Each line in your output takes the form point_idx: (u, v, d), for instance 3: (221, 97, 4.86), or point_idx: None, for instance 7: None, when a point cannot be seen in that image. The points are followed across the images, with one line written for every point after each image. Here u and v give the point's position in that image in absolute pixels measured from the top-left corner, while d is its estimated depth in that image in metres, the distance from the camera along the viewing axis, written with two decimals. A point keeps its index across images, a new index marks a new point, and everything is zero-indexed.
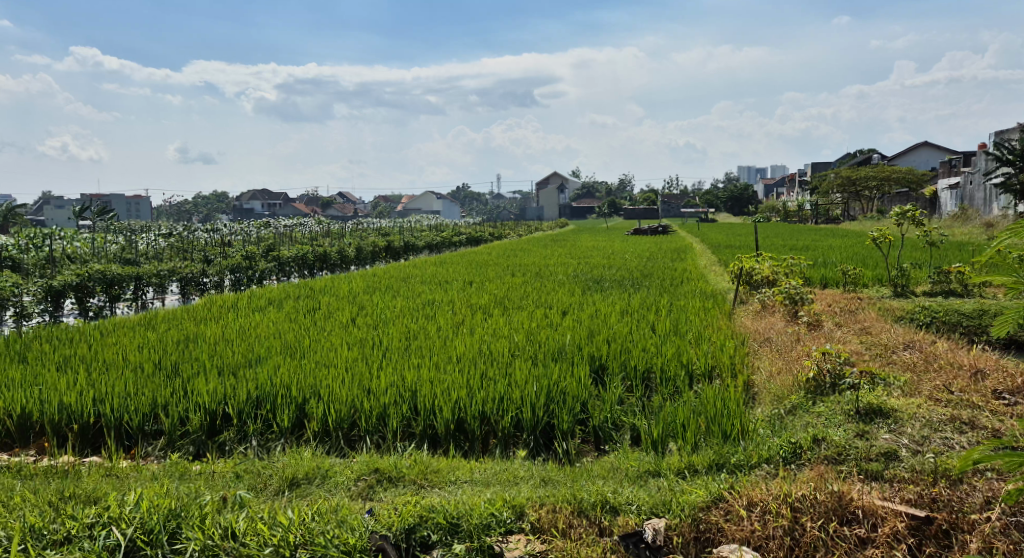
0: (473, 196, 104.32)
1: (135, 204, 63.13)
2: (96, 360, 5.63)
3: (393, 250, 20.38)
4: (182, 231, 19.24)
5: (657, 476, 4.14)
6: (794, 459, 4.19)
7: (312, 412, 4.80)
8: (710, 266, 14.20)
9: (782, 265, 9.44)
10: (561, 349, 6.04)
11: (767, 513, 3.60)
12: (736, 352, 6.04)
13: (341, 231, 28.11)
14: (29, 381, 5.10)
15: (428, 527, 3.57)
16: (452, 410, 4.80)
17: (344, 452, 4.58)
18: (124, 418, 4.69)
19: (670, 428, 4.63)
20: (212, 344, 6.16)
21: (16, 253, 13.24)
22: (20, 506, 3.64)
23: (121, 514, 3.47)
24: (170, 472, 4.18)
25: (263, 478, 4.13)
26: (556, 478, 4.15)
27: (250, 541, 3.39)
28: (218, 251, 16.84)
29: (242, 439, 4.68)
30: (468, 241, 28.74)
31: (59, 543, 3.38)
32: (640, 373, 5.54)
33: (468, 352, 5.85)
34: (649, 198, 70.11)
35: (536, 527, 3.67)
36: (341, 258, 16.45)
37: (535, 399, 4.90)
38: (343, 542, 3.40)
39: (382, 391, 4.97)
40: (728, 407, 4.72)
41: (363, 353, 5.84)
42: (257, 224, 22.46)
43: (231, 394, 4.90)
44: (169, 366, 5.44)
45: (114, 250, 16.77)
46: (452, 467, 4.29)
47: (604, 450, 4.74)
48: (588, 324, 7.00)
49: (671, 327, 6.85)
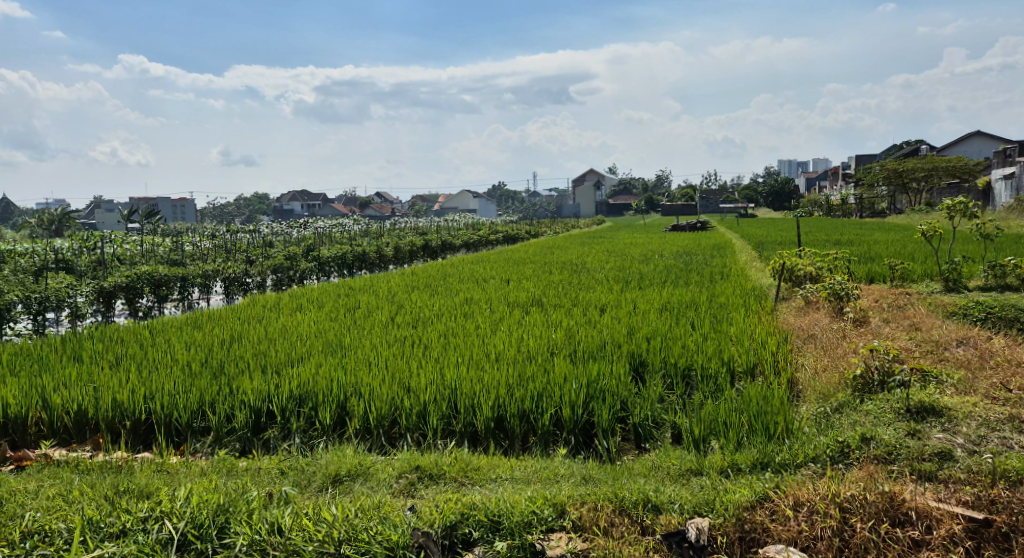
0: (510, 196, 104.51)
1: (180, 207, 64.90)
2: (146, 359, 5.76)
3: (430, 250, 20.47)
4: (225, 234, 19.65)
5: (699, 476, 4.09)
6: (842, 458, 4.10)
7: (353, 409, 4.85)
8: (753, 261, 14.00)
9: (826, 259, 9.24)
10: (600, 346, 6.01)
11: (814, 513, 3.54)
12: (779, 349, 5.95)
13: (378, 231, 28.32)
14: (84, 379, 5.24)
15: (470, 525, 3.59)
16: (492, 408, 4.82)
17: (385, 450, 4.64)
18: (174, 415, 4.79)
19: (712, 427, 4.57)
20: (255, 343, 6.26)
21: (70, 256, 13.62)
22: (78, 500, 3.73)
23: (172, 509, 3.54)
24: (218, 469, 4.26)
25: (308, 475, 4.18)
26: (597, 477, 4.13)
27: (296, 536, 3.44)
28: (259, 252, 17.10)
29: (286, 437, 4.76)
30: (505, 239, 28.76)
31: (115, 536, 3.45)
32: (681, 370, 5.50)
33: (506, 350, 5.86)
34: (688, 194, 69.32)
35: (578, 525, 3.65)
36: (380, 258, 16.61)
37: (575, 396, 4.89)
38: (386, 539, 3.43)
39: (422, 389, 5.00)
40: (773, 404, 4.64)
41: (402, 351, 5.89)
42: (298, 224, 22.74)
43: (276, 392, 4.97)
44: (214, 365, 5.55)
45: (162, 252, 17.19)
46: (492, 464, 4.30)
47: (644, 449, 4.72)
48: (627, 320, 6.96)
49: (711, 323, 6.77)
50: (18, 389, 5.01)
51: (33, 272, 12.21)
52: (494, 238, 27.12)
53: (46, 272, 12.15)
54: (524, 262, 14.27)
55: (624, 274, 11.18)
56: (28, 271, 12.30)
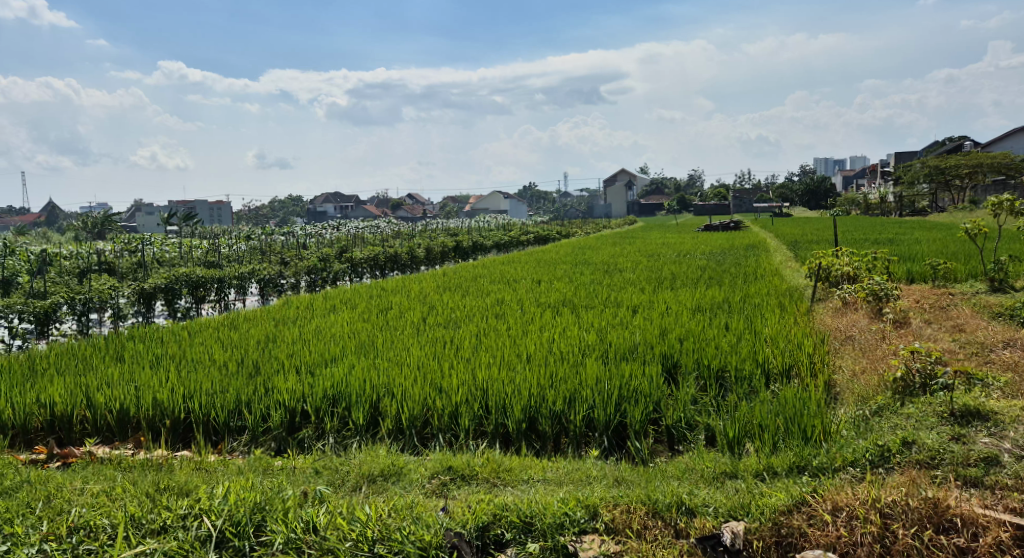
0: (540, 196, 104.53)
1: (216, 210, 66.04)
2: (184, 359, 5.86)
3: (461, 251, 20.54)
4: (261, 235, 19.94)
5: (734, 479, 4.04)
6: (882, 462, 4.02)
7: (386, 409, 4.88)
8: (789, 261, 13.79)
9: (864, 260, 9.06)
10: (632, 347, 5.97)
11: (854, 518, 3.47)
12: (815, 351, 5.85)
13: (411, 232, 28.48)
14: (125, 379, 5.34)
15: (502, 525, 3.59)
16: (524, 409, 4.81)
17: (417, 450, 4.65)
18: (211, 414, 4.86)
19: (747, 429, 4.51)
20: (290, 344, 6.32)
21: (112, 259, 13.94)
22: (120, 496, 3.79)
23: (210, 506, 3.58)
24: (254, 467, 4.32)
25: (342, 474, 4.21)
26: (630, 479, 4.10)
27: (330, 535, 3.46)
28: (293, 253, 17.33)
29: (320, 436, 4.80)
30: (536, 239, 28.76)
31: (157, 532, 3.50)
32: (714, 371, 5.42)
33: (538, 351, 5.85)
34: (721, 194, 68.59)
35: (611, 527, 3.62)
36: (412, 259, 16.72)
37: (607, 397, 4.86)
38: (419, 539, 3.43)
39: (454, 390, 5.01)
40: (810, 406, 4.56)
41: (434, 352, 5.91)
42: (332, 225, 22.97)
43: (310, 392, 5.01)
44: (250, 365, 5.62)
45: (200, 254, 17.50)
46: (523, 465, 4.29)
47: (678, 451, 4.68)
48: (659, 321, 6.90)
49: (745, 324, 6.68)
50: (63, 388, 5.12)
51: (77, 273, 12.51)
52: (525, 238, 27.10)
53: (89, 273, 12.44)
54: (556, 262, 14.26)
55: (657, 274, 11.11)
56: (71, 272, 12.61)
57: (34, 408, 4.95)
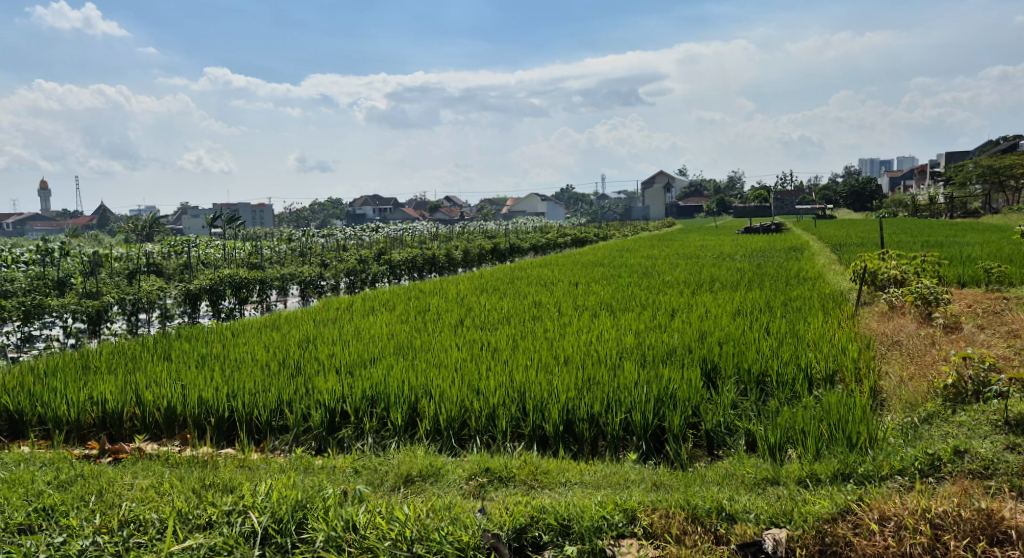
0: (577, 198, 104.35)
1: (258, 213, 67.33)
2: (228, 359, 5.98)
3: (499, 253, 20.57)
4: (302, 238, 20.25)
5: (776, 485, 3.98)
6: (932, 471, 3.91)
7: (423, 410, 4.92)
8: (832, 264, 13.54)
9: (913, 263, 8.84)
10: (670, 350, 5.92)
11: (903, 529, 3.38)
12: (861, 356, 5.74)
13: (449, 233, 28.63)
14: (172, 378, 5.47)
15: (540, 528, 3.58)
16: (561, 411, 4.80)
17: (455, 451, 4.67)
18: (254, 413, 4.95)
19: (788, 434, 4.44)
20: (329, 345, 6.41)
21: (159, 260, 14.28)
22: (168, 491, 3.88)
23: (254, 503, 3.64)
24: (296, 466, 4.38)
25: (380, 474, 4.25)
26: (668, 483, 4.07)
27: (370, 533, 3.50)
28: (333, 255, 17.58)
29: (359, 436, 4.85)
30: (574, 242, 28.72)
31: (203, 528, 3.57)
32: (755, 376, 5.35)
33: (575, 353, 5.84)
34: (762, 195, 67.64)
35: (649, 532, 3.59)
36: (449, 261, 16.81)
37: (645, 401, 4.82)
38: (457, 539, 3.46)
39: (491, 391, 5.03)
40: (855, 413, 4.47)
41: (471, 354, 5.94)
42: (372, 228, 23.21)
43: (350, 393, 5.07)
44: (291, 365, 5.71)
45: (243, 255, 17.86)
46: (561, 468, 4.28)
47: (717, 456, 4.63)
48: (698, 325, 6.83)
49: (787, 328, 6.57)
50: (114, 386, 5.26)
51: (127, 274, 12.87)
52: (562, 240, 27.03)
53: (139, 275, 12.80)
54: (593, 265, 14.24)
55: (696, 277, 11.01)
56: (121, 273, 12.98)
57: (87, 405, 5.09)
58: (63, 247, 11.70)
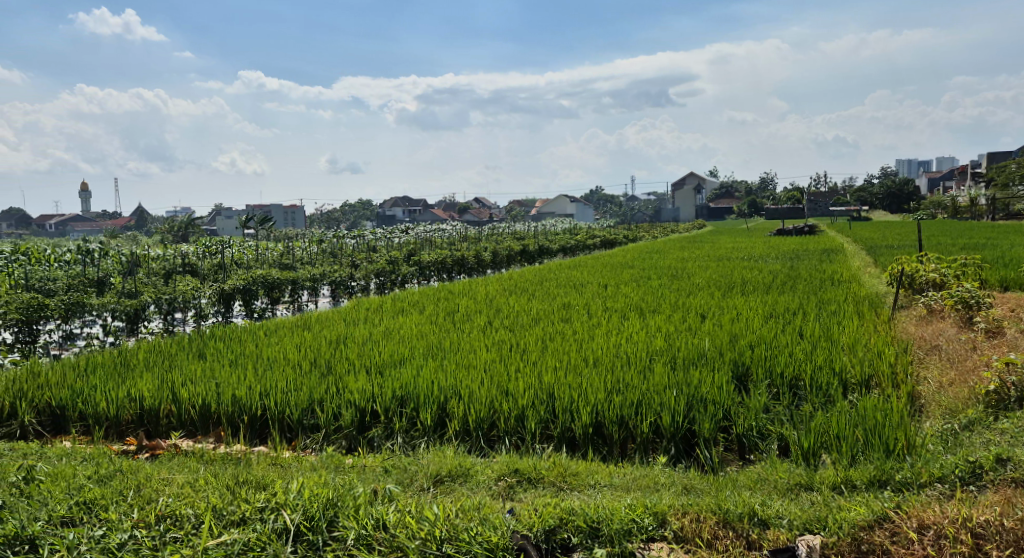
0: (607, 200, 104.05)
1: (290, 215, 68.19)
2: (261, 358, 6.06)
3: (528, 254, 20.55)
4: (333, 240, 20.46)
5: (810, 490, 3.93)
6: (973, 479, 3.82)
7: (453, 411, 4.93)
8: (867, 267, 13.32)
9: (952, 266, 8.65)
10: (701, 353, 5.88)
11: (943, 538, 3.32)
12: (898, 360, 5.64)
13: (478, 234, 28.69)
14: (206, 376, 5.56)
15: (569, 530, 3.57)
16: (591, 413, 4.78)
17: (484, 451, 4.68)
18: (285, 412, 5.00)
19: (823, 439, 4.37)
20: (360, 345, 6.47)
21: (194, 261, 14.53)
22: (203, 488, 3.94)
23: (286, 501, 3.68)
24: (327, 464, 4.43)
25: (410, 474, 4.27)
26: (699, 487, 4.03)
27: (400, 532, 3.52)
28: (364, 256, 17.72)
29: (389, 436, 4.88)
30: (603, 244, 28.62)
31: (237, 524, 3.61)
32: (788, 380, 5.28)
33: (605, 355, 5.81)
34: (795, 197, 66.79)
35: (680, 535, 3.57)
36: (478, 262, 16.86)
37: (675, 403, 4.78)
38: (486, 540, 3.46)
39: (521, 393, 5.03)
40: (891, 419, 4.39)
41: (500, 355, 5.94)
42: (401, 229, 23.37)
43: (380, 392, 5.11)
44: (322, 365, 5.77)
45: (275, 255, 18.10)
46: (590, 470, 4.26)
47: (749, 460, 4.59)
48: (729, 327, 6.77)
49: (821, 331, 6.48)
50: (151, 384, 5.36)
51: (163, 274, 13.11)
52: (591, 241, 26.94)
53: (175, 275, 13.03)
54: (623, 266, 14.17)
55: (727, 280, 10.90)
56: (158, 273, 13.23)
57: (125, 402, 5.19)
58: (103, 247, 11.97)
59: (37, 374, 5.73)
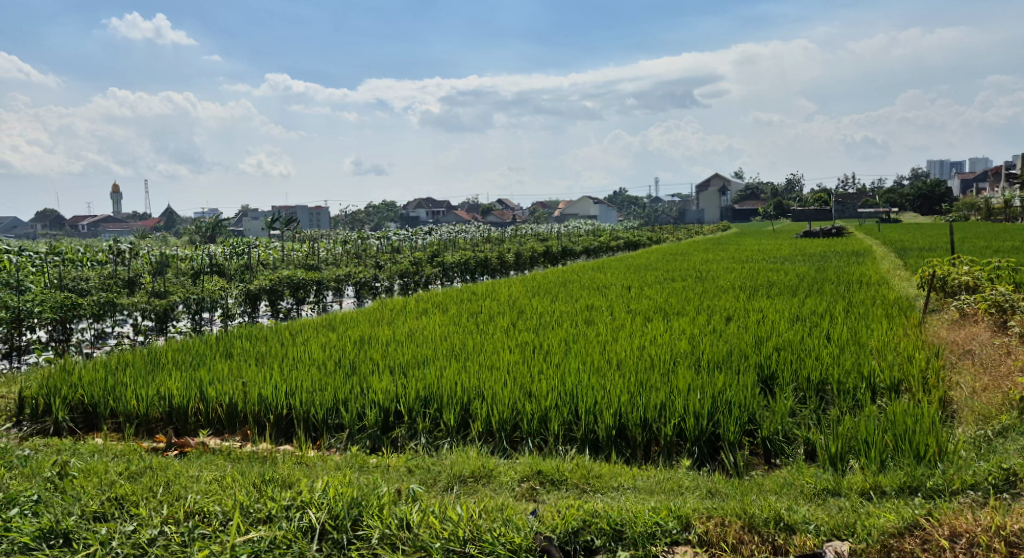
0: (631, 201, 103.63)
1: (315, 216, 68.76)
2: (287, 357, 6.12)
3: (551, 256, 20.50)
4: (357, 241, 20.60)
5: (837, 496, 3.88)
6: (1007, 487, 3.75)
7: (476, 412, 4.94)
8: (896, 270, 13.13)
9: (986, 269, 8.50)
10: (726, 355, 5.83)
11: (975, 546, 3.27)
12: (929, 364, 5.56)
13: (501, 236, 28.69)
14: (233, 375, 5.62)
15: (592, 532, 3.56)
16: (614, 415, 4.77)
17: (507, 452, 4.69)
18: (310, 411, 5.05)
19: (850, 444, 4.32)
20: (384, 345, 6.51)
21: (221, 261, 14.71)
22: (230, 485, 3.98)
23: (311, 499, 3.71)
24: (351, 464, 4.46)
25: (433, 474, 4.29)
26: (724, 491, 4.00)
27: (424, 532, 3.53)
28: (388, 257, 17.80)
29: (413, 436, 4.90)
30: (627, 245, 28.52)
31: (263, 521, 3.64)
32: (815, 384, 5.23)
33: (629, 357, 5.79)
34: (822, 198, 66.03)
35: (704, 539, 3.54)
36: (502, 263, 16.88)
37: (699, 406, 4.75)
38: (510, 541, 3.46)
39: (544, 395, 5.03)
40: (922, 424, 4.32)
41: (523, 356, 5.95)
42: (425, 230, 23.43)
43: (404, 393, 5.14)
44: (347, 365, 5.82)
45: (300, 256, 18.27)
46: (614, 473, 4.25)
47: (775, 465, 4.55)
48: (755, 330, 6.71)
49: (849, 335, 6.41)
50: (180, 382, 5.44)
51: (191, 274, 13.30)
52: (614, 242, 26.80)
53: (203, 275, 13.21)
54: (647, 268, 14.11)
55: (752, 282, 10.81)
56: (186, 273, 13.40)
57: (155, 400, 5.27)
58: (133, 248, 12.16)
59: (69, 371, 5.84)
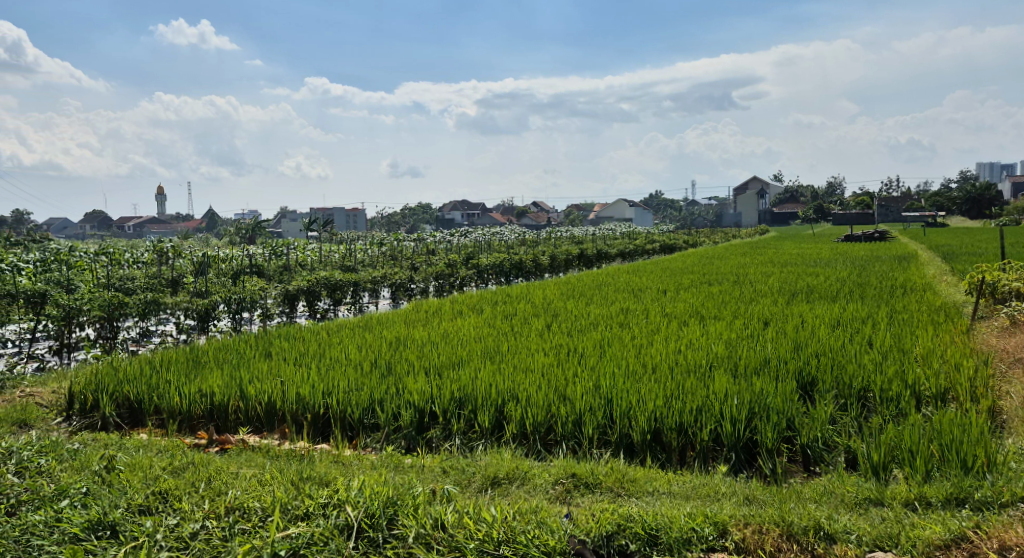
0: (667, 205, 102.95)
1: (352, 218, 69.57)
2: (324, 357, 6.20)
3: (586, 258, 20.41)
4: (394, 242, 20.80)
5: (881, 506, 3.80)
6: None
7: (510, 414, 4.95)
8: (942, 275, 12.82)
9: None
10: (764, 361, 5.75)
11: None
12: (977, 373, 5.41)
13: (536, 238, 28.71)
14: (272, 374, 5.71)
15: (627, 536, 3.53)
16: (649, 419, 4.73)
17: (542, 455, 4.69)
18: (346, 411, 5.10)
19: (894, 453, 4.23)
20: (420, 346, 6.57)
21: (261, 262, 14.96)
22: (269, 482, 4.04)
23: (348, 497, 3.75)
24: (387, 463, 4.49)
25: (467, 475, 4.31)
26: (762, 498, 3.95)
27: (458, 532, 3.55)
28: (423, 259, 17.90)
29: (447, 437, 4.93)
30: (663, 248, 28.34)
31: (301, 518, 3.69)
32: (856, 391, 5.13)
33: (664, 361, 5.75)
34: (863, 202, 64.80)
35: (741, 547, 3.50)
36: (537, 266, 16.88)
37: (736, 411, 4.69)
38: (544, 543, 3.46)
39: (578, 397, 5.01)
40: (969, 434, 4.21)
41: (558, 359, 5.94)
42: (461, 231, 23.49)
43: (439, 393, 5.17)
44: (383, 365, 5.87)
45: (337, 257, 18.50)
46: (648, 477, 4.22)
47: (814, 472, 4.47)
48: (794, 335, 6.61)
49: (893, 341, 6.27)
50: (221, 380, 5.54)
51: (232, 275, 13.55)
52: (650, 245, 26.57)
53: (243, 276, 13.43)
54: (682, 271, 13.99)
55: (792, 286, 10.65)
56: (227, 274, 13.66)
57: (197, 397, 5.38)
58: (176, 249, 12.42)
59: (116, 368, 5.98)
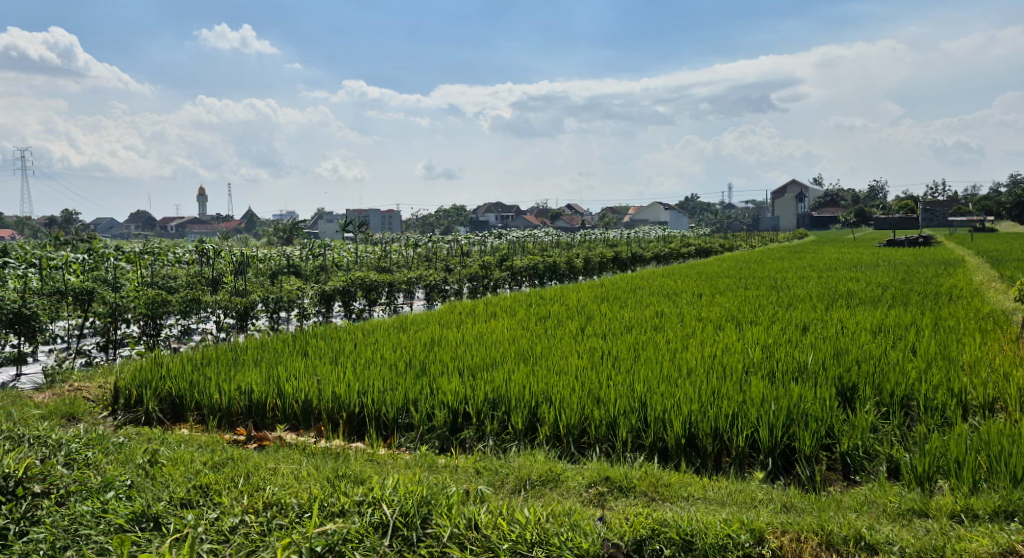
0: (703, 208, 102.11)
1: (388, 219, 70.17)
2: (359, 357, 6.27)
3: (620, 261, 20.29)
4: (428, 244, 20.93)
5: (925, 517, 3.71)
6: None
7: (543, 416, 4.94)
8: (990, 281, 12.49)
9: None
10: (802, 366, 5.67)
11: None
12: None
13: (570, 242, 28.64)
14: (308, 372, 5.79)
15: (661, 541, 3.50)
16: (684, 424, 4.68)
17: (575, 457, 4.67)
18: (381, 410, 5.14)
19: (939, 463, 4.12)
20: (454, 347, 6.60)
21: (298, 262, 15.16)
22: (305, 479, 4.09)
23: (382, 496, 3.78)
24: (421, 463, 4.52)
25: (500, 476, 4.31)
26: (800, 505, 3.88)
27: (490, 533, 3.56)
28: (458, 261, 17.96)
29: (481, 438, 4.93)
30: (699, 252, 28.09)
31: (337, 515, 3.73)
32: (898, 399, 5.02)
33: (699, 365, 5.70)
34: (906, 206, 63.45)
35: (778, 554, 3.45)
36: (571, 268, 16.83)
37: (773, 417, 4.63)
38: (576, 546, 3.44)
39: (612, 400, 4.99)
40: (1018, 445, 4.10)
41: (592, 362, 5.92)
42: (495, 234, 23.53)
43: (473, 394, 5.18)
44: (417, 365, 5.91)
45: (372, 258, 18.67)
46: (683, 482, 4.18)
47: (854, 481, 4.38)
48: (834, 340, 6.50)
49: (937, 348, 6.13)
50: (259, 378, 5.63)
51: (269, 274, 13.75)
52: (686, 248, 26.33)
53: (280, 276, 13.63)
54: (717, 275, 13.85)
55: (831, 291, 10.47)
56: (265, 274, 13.87)
57: (236, 394, 5.47)
58: (217, 248, 12.66)
59: (159, 365, 6.12)
